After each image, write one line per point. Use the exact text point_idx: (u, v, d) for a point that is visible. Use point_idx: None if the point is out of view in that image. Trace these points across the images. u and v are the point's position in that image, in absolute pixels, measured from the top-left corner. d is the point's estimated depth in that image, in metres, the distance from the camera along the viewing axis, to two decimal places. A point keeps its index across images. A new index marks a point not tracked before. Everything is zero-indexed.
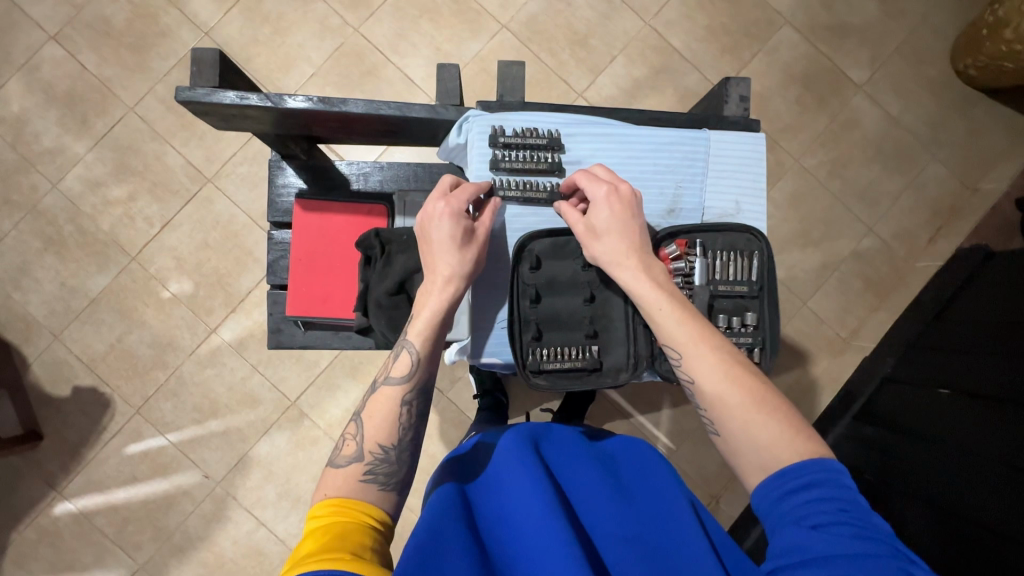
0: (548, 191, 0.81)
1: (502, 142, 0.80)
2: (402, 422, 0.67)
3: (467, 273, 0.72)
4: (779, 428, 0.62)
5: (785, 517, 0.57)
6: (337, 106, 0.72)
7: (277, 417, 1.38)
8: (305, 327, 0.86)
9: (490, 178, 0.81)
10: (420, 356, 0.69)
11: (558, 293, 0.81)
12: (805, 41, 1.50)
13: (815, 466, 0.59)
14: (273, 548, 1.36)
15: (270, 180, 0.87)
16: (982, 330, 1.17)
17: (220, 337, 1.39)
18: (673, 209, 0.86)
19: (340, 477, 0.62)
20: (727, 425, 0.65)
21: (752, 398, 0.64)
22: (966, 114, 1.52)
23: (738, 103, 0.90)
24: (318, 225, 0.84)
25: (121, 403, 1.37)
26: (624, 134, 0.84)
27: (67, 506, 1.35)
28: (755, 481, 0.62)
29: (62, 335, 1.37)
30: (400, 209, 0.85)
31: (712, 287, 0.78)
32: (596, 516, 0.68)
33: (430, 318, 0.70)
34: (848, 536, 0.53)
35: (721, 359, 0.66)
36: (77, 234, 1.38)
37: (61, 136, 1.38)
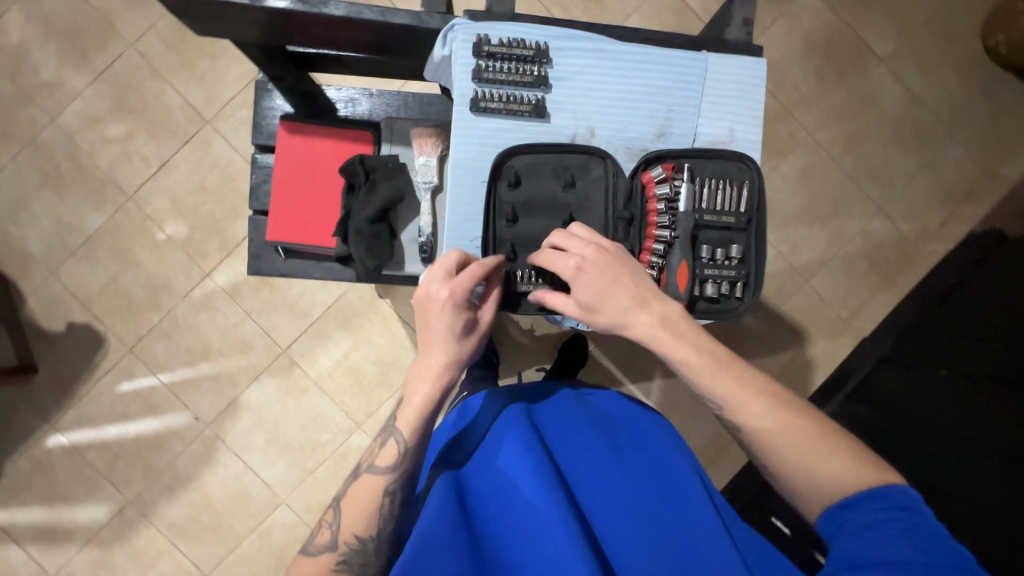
0: (533, 105, 0.72)
1: (486, 51, 0.70)
2: (383, 512, 0.66)
3: (465, 364, 0.68)
4: (843, 464, 0.58)
5: (843, 527, 0.56)
6: (318, 8, 0.64)
7: (269, 364, 1.39)
8: (286, 254, 0.83)
9: (471, 91, 0.71)
10: (406, 448, 0.66)
11: (537, 214, 0.74)
12: (829, 9, 1.44)
13: (890, 494, 0.55)
14: (261, 493, 1.38)
15: (257, 102, 0.84)
16: (984, 310, 1.14)
17: (215, 282, 1.38)
18: (662, 133, 0.76)
19: (312, 563, 0.64)
20: (782, 468, 0.61)
21: (808, 432, 0.60)
22: (990, 95, 1.46)
23: (742, 26, 0.79)
24: (303, 149, 0.81)
25: (115, 341, 1.38)
26: (618, 51, 0.73)
27: (60, 439, 1.37)
28: (815, 512, 0.60)
29: (58, 271, 1.37)
30: (387, 137, 0.82)
31: (697, 215, 0.72)
32: (588, 487, 0.68)
33: (421, 407, 0.67)
34: (907, 547, 0.51)
35: (769, 408, 0.62)
36: (75, 170, 1.37)
37: (61, 69, 1.36)
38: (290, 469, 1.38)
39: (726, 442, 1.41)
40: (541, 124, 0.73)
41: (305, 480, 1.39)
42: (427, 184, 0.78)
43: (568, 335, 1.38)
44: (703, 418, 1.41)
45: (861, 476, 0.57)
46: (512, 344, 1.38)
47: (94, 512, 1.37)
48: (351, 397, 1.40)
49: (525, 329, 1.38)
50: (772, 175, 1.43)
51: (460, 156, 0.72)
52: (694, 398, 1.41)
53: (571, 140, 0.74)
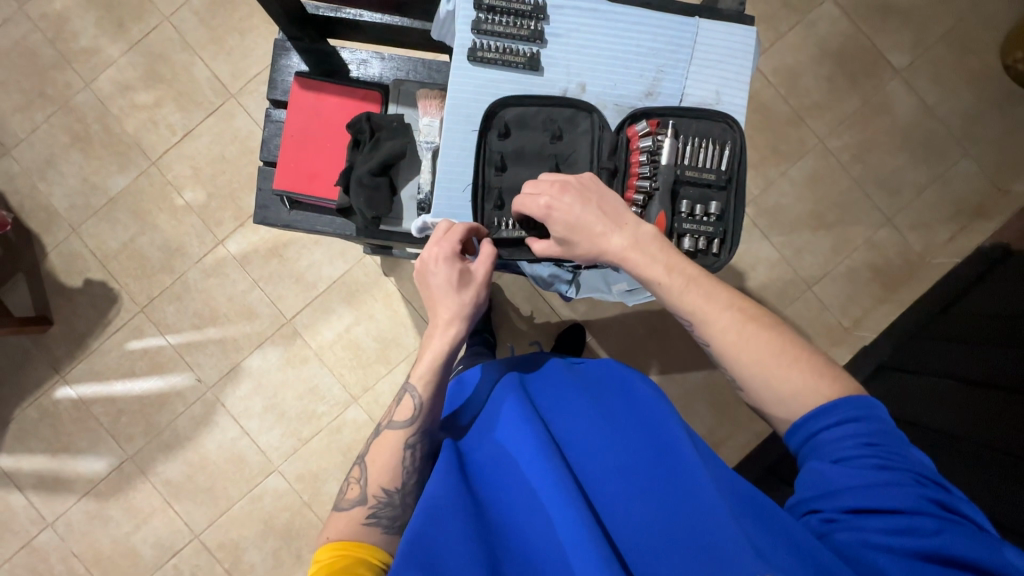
0: (528, 57, 0.74)
1: (486, 5, 0.73)
2: (407, 465, 0.68)
3: (469, 315, 0.69)
4: (802, 375, 0.58)
5: (809, 451, 0.57)
6: None
7: (272, 332, 1.42)
8: (291, 205, 0.87)
9: (469, 42, 0.74)
10: (422, 402, 0.69)
11: (525, 163, 0.76)
12: (846, 18, 1.45)
13: (847, 404, 0.56)
14: (254, 458, 1.41)
15: (275, 59, 0.87)
16: (988, 320, 1.14)
17: (226, 250, 1.43)
18: (651, 93, 0.77)
19: (343, 519, 0.63)
20: (747, 383, 0.61)
21: (769, 346, 0.60)
22: (1006, 111, 1.45)
23: None
24: (313, 105, 0.85)
25: (128, 300, 1.42)
26: (613, 12, 0.76)
27: (68, 391, 1.41)
28: (783, 428, 0.60)
29: (79, 228, 1.42)
30: (394, 98, 0.86)
31: (678, 169, 0.74)
32: (579, 449, 0.66)
33: (432, 362, 0.69)
34: (874, 467, 0.52)
35: (733, 322, 0.62)
36: (103, 133, 1.43)
37: (98, 37, 1.43)
38: (285, 437, 1.41)
39: (718, 442, 1.40)
40: (535, 77, 0.76)
41: (299, 449, 1.41)
42: (429, 144, 0.81)
43: (566, 324, 1.39)
44: (695, 416, 1.41)
45: (820, 388, 0.57)
46: (510, 329, 1.39)
47: (94, 464, 1.41)
48: (349, 370, 1.43)
49: (525, 315, 1.40)
50: (780, 179, 1.44)
51: (454, 102, 0.74)
52: (688, 395, 1.41)
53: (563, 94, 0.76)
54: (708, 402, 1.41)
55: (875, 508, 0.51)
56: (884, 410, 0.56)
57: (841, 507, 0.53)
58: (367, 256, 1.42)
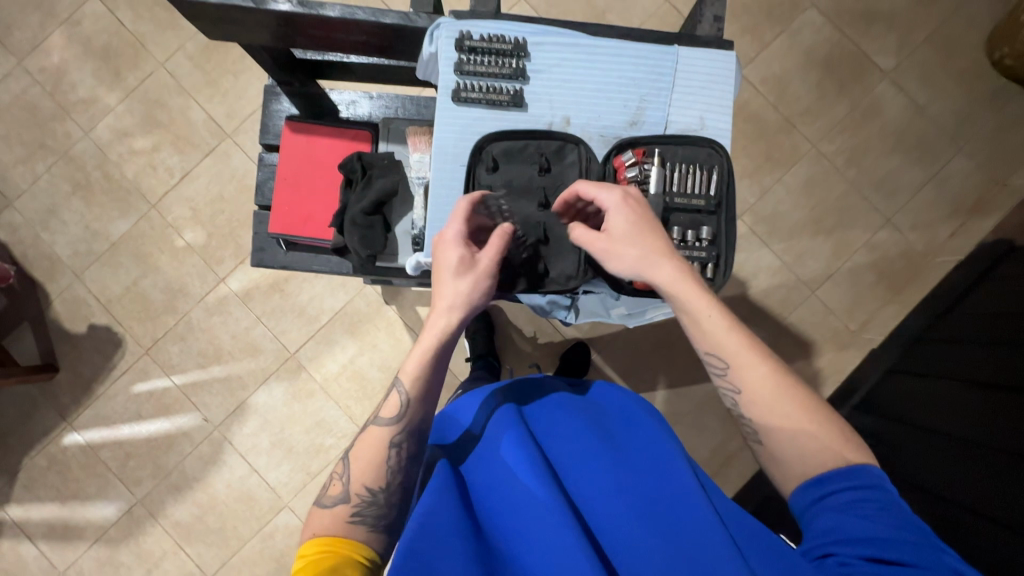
0: (512, 94, 0.76)
1: (468, 46, 0.74)
2: (391, 464, 0.66)
3: (467, 303, 0.67)
4: (820, 430, 0.60)
5: (821, 505, 0.57)
6: (316, 10, 0.66)
7: (277, 367, 1.42)
8: (287, 247, 0.88)
9: (452, 83, 0.75)
10: (409, 399, 0.67)
11: (513, 198, 0.76)
12: (830, 25, 1.47)
13: (861, 474, 0.57)
14: (264, 495, 1.40)
15: (265, 104, 0.89)
16: (990, 321, 1.13)
17: (228, 287, 1.44)
18: (635, 122, 0.78)
19: (327, 517, 0.63)
20: (775, 436, 0.62)
21: (807, 406, 0.62)
22: (997, 108, 1.45)
23: (712, 23, 0.81)
24: (305, 148, 0.85)
25: (133, 343, 1.43)
26: (593, 45, 0.77)
27: (76, 437, 1.41)
28: (791, 487, 0.62)
29: (83, 274, 1.44)
30: (384, 136, 0.86)
31: (667, 198, 0.74)
32: (575, 471, 0.67)
33: (422, 356, 0.68)
34: (888, 523, 0.53)
35: (771, 369, 0.63)
36: (104, 180, 1.45)
37: (96, 87, 1.46)
38: (293, 472, 1.40)
39: (730, 455, 1.38)
40: (520, 113, 0.77)
41: (308, 483, 1.40)
42: (420, 180, 0.80)
43: (569, 344, 1.38)
44: (706, 429, 1.39)
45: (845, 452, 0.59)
46: (513, 351, 1.39)
47: (104, 510, 1.40)
48: (355, 402, 1.42)
49: (528, 336, 1.39)
50: (776, 186, 1.44)
51: (442, 142, 0.75)
52: (698, 408, 1.39)
53: (547, 128, 0.77)
54: (718, 415, 1.39)
55: (892, 560, 0.51)
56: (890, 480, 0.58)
57: (858, 554, 0.52)
58: (368, 286, 1.42)
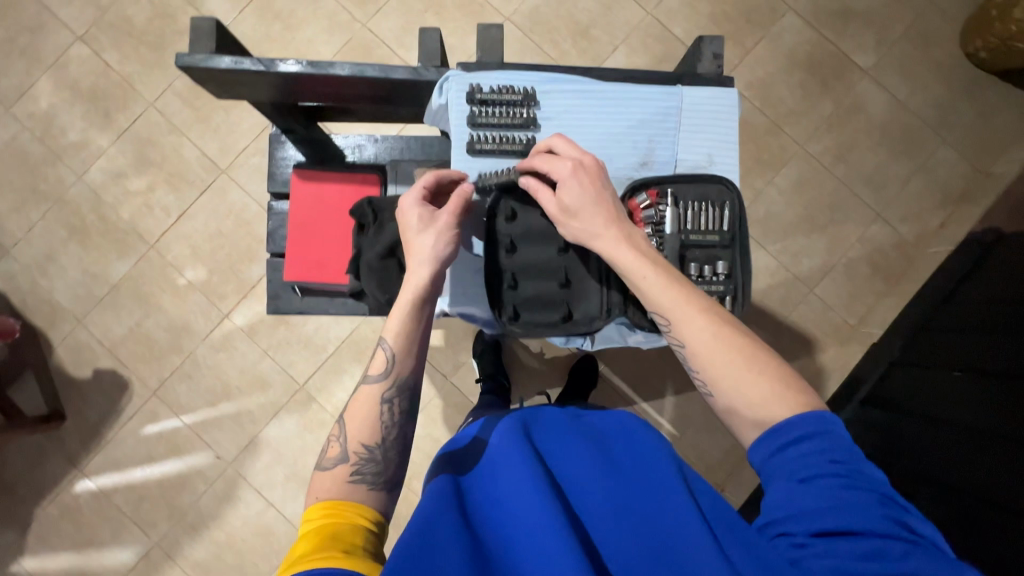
0: (524, 143, 0.80)
1: (478, 99, 0.78)
2: (385, 421, 0.68)
3: (444, 257, 0.71)
4: (771, 386, 0.60)
5: (776, 461, 0.58)
6: (325, 70, 0.71)
7: (287, 399, 1.42)
8: (302, 292, 0.91)
9: (466, 136, 0.80)
10: (394, 352, 0.69)
11: (533, 242, 0.79)
12: (809, 27, 1.50)
13: (810, 420, 0.57)
14: (283, 529, 1.39)
15: (270, 153, 0.92)
16: (986, 310, 1.16)
17: (233, 322, 1.43)
18: (647, 162, 0.82)
19: (327, 479, 0.63)
20: (722, 388, 0.62)
21: (749, 354, 0.62)
22: (976, 98, 1.49)
23: (712, 60, 0.84)
24: (315, 193, 0.88)
25: (139, 385, 1.42)
26: (599, 90, 0.80)
27: (88, 483, 1.40)
28: (749, 438, 0.61)
29: (84, 319, 1.43)
30: (393, 177, 0.89)
31: (682, 236, 0.76)
32: (581, 484, 0.65)
33: (405, 312, 0.70)
34: (840, 487, 0.53)
35: (710, 321, 0.64)
36: (100, 223, 1.44)
37: (86, 130, 1.45)
38: None
39: (741, 455, 1.40)
40: None
41: None
42: None
43: (577, 357, 1.40)
44: (717, 431, 1.41)
45: None
46: (522, 367, 1.40)
47: (121, 555, 1.39)
48: None
49: (535, 352, 1.41)
50: (768, 188, 1.47)
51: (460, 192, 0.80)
52: (707, 411, 1.41)
53: None
54: None
55: (844, 530, 0.51)
56: (846, 428, 0.58)
57: (809, 530, 0.52)
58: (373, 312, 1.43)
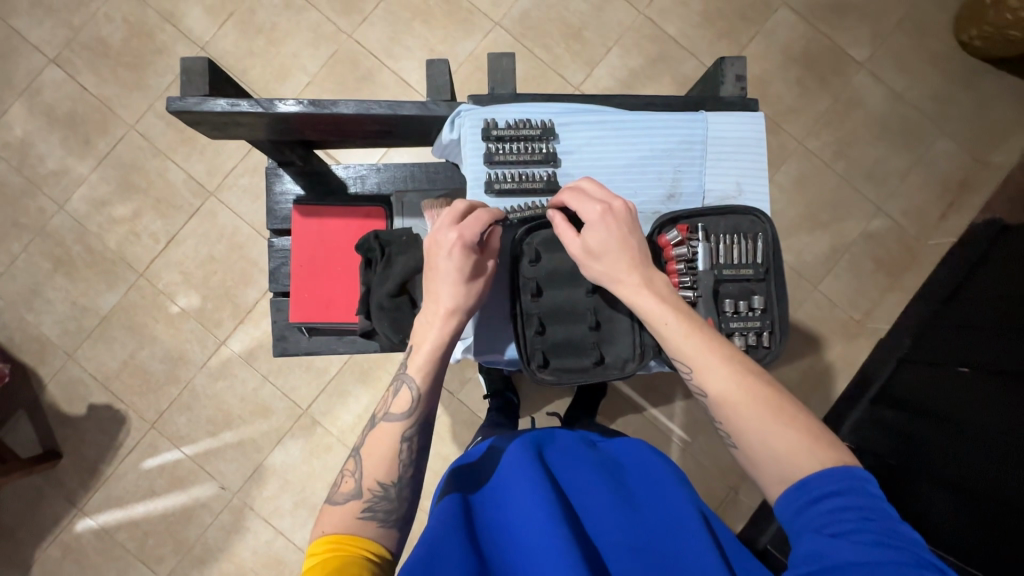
0: (545, 180, 0.79)
1: (495, 135, 0.77)
2: (403, 458, 0.65)
3: (470, 305, 0.69)
4: (797, 436, 0.57)
5: (803, 517, 0.53)
6: (328, 108, 0.72)
7: (290, 426, 1.39)
8: (309, 332, 0.94)
9: (484, 173, 0.79)
10: (420, 393, 0.66)
11: (559, 285, 0.76)
12: (803, 21, 1.48)
13: (838, 473, 0.53)
14: (293, 557, 1.36)
15: (269, 188, 0.94)
16: (997, 305, 1.16)
17: (230, 349, 1.39)
18: (672, 194, 0.82)
19: (338, 514, 0.60)
20: (744, 437, 0.59)
21: (779, 406, 0.59)
22: (972, 88, 1.48)
23: (735, 82, 0.87)
24: (317, 230, 0.91)
25: (137, 418, 1.38)
26: (619, 121, 0.80)
27: (89, 522, 1.36)
28: (774, 492, 0.57)
29: (75, 353, 1.38)
30: (398, 210, 0.92)
31: (716, 272, 0.74)
32: (599, 520, 0.63)
33: (432, 350, 0.67)
34: (871, 543, 0.47)
35: (734, 369, 0.61)
36: (85, 253, 1.39)
37: (65, 157, 1.40)
38: None
39: None
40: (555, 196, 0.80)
41: None
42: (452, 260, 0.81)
43: None
44: None
45: None
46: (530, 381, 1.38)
47: None
48: None
49: None
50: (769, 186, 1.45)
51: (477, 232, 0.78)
52: None
53: None
54: None
55: None
56: (879, 488, 0.53)
57: None
58: None
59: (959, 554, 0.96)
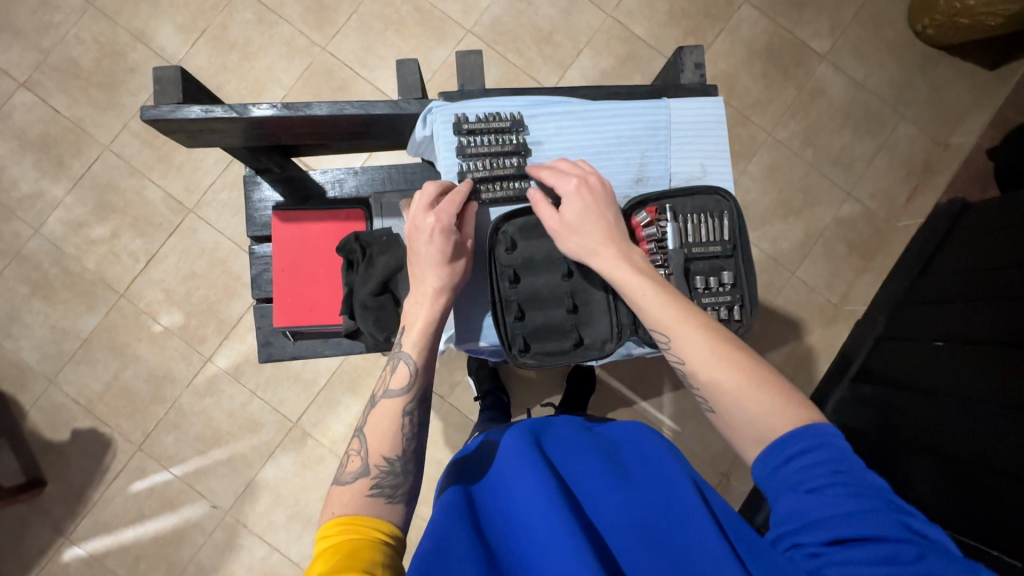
0: (517, 167, 0.80)
1: (466, 128, 0.79)
2: (406, 432, 0.66)
3: (453, 286, 0.71)
4: (772, 401, 0.58)
5: (780, 477, 0.55)
6: (302, 110, 0.73)
7: (280, 439, 1.38)
8: (294, 337, 0.95)
9: (457, 166, 0.79)
10: (418, 367, 0.68)
11: (536, 272, 0.78)
12: (765, 17, 1.53)
13: (807, 433, 0.56)
14: (290, 572, 1.35)
15: (247, 196, 0.95)
16: (967, 278, 1.20)
17: (216, 365, 1.38)
18: (641, 179, 0.84)
19: (346, 492, 0.60)
20: (723, 404, 0.61)
21: (752, 368, 0.60)
22: (929, 74, 1.54)
23: (694, 70, 0.90)
24: (298, 234, 0.92)
25: (123, 441, 1.36)
26: (587, 110, 0.82)
27: (77, 550, 1.33)
28: (752, 454, 0.59)
29: (56, 378, 1.36)
30: (377, 211, 0.93)
31: (686, 250, 0.76)
32: (600, 499, 0.64)
33: (423, 328, 0.69)
34: (844, 495, 0.51)
35: (709, 336, 0.63)
36: (64, 275, 1.37)
37: (39, 179, 1.38)
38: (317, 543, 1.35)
39: None
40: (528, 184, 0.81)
41: None
42: None
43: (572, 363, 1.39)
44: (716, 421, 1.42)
45: None
46: (520, 379, 1.38)
47: None
48: None
49: None
50: (742, 177, 1.49)
51: None
52: None
53: None
54: None
55: (857, 537, 0.49)
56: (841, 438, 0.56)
57: (821, 540, 0.50)
58: None
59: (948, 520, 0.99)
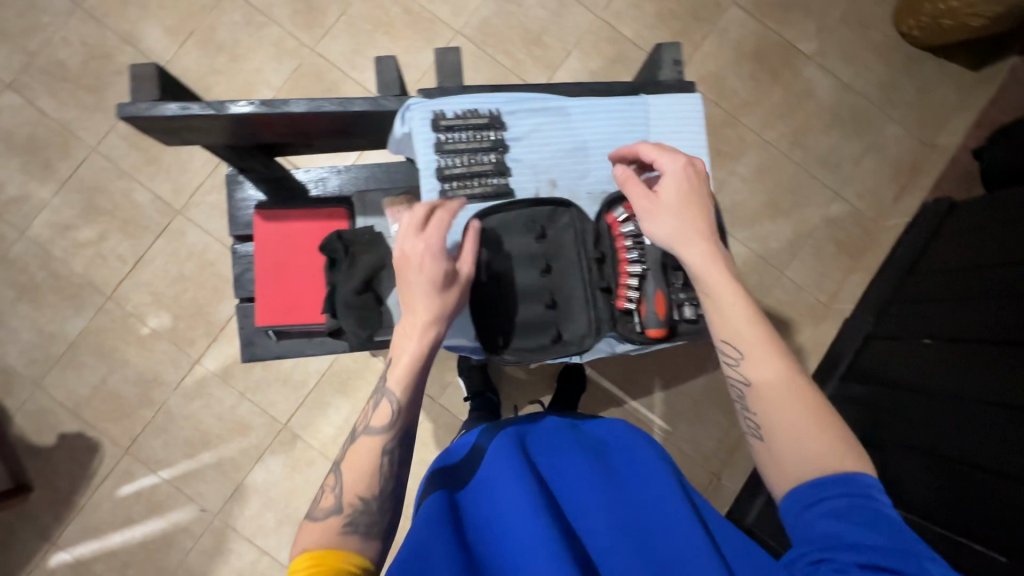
0: (495, 164, 0.81)
1: (444, 125, 0.79)
2: (384, 473, 0.65)
3: (446, 316, 0.67)
4: (831, 444, 0.58)
5: (818, 503, 0.56)
6: (280, 107, 0.73)
7: (270, 442, 1.37)
8: (278, 336, 0.94)
9: (435, 162, 0.79)
10: (399, 406, 0.66)
11: (513, 268, 0.78)
12: (752, 19, 1.54)
13: (858, 478, 0.56)
14: None
15: (230, 195, 0.95)
16: (954, 278, 1.21)
17: (204, 368, 1.37)
18: None
19: (319, 530, 0.60)
20: (779, 431, 0.61)
21: (823, 408, 0.61)
22: (915, 75, 1.55)
23: (672, 67, 0.91)
24: (281, 233, 0.92)
25: (110, 445, 1.35)
26: (565, 107, 0.83)
27: (63, 556, 1.32)
28: (784, 486, 0.59)
29: (43, 382, 1.35)
30: (361, 210, 0.95)
31: None
32: (582, 506, 0.64)
33: (411, 362, 0.66)
34: (882, 533, 0.52)
35: (787, 364, 0.63)
36: (51, 278, 1.36)
37: (26, 182, 1.37)
38: None
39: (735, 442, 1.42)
40: (506, 180, 0.82)
41: None
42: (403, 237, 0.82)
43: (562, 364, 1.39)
44: (707, 421, 1.42)
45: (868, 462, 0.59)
46: (511, 380, 1.38)
47: None
48: None
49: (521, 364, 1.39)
50: (731, 177, 1.50)
51: None
52: (696, 402, 1.42)
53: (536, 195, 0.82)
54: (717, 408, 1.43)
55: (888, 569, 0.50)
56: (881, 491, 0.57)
57: (853, 561, 0.50)
58: None
59: (934, 518, 1.00)
